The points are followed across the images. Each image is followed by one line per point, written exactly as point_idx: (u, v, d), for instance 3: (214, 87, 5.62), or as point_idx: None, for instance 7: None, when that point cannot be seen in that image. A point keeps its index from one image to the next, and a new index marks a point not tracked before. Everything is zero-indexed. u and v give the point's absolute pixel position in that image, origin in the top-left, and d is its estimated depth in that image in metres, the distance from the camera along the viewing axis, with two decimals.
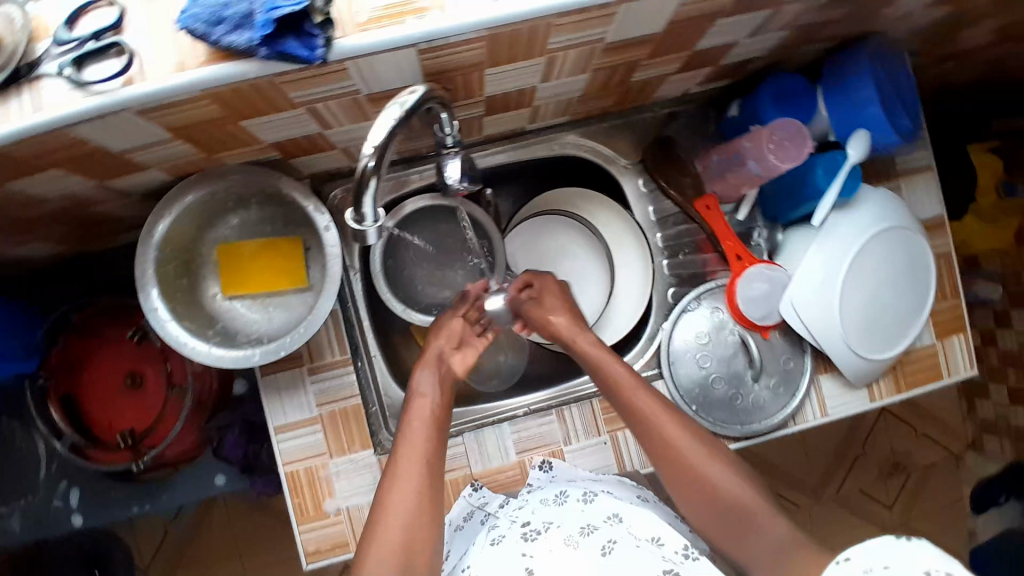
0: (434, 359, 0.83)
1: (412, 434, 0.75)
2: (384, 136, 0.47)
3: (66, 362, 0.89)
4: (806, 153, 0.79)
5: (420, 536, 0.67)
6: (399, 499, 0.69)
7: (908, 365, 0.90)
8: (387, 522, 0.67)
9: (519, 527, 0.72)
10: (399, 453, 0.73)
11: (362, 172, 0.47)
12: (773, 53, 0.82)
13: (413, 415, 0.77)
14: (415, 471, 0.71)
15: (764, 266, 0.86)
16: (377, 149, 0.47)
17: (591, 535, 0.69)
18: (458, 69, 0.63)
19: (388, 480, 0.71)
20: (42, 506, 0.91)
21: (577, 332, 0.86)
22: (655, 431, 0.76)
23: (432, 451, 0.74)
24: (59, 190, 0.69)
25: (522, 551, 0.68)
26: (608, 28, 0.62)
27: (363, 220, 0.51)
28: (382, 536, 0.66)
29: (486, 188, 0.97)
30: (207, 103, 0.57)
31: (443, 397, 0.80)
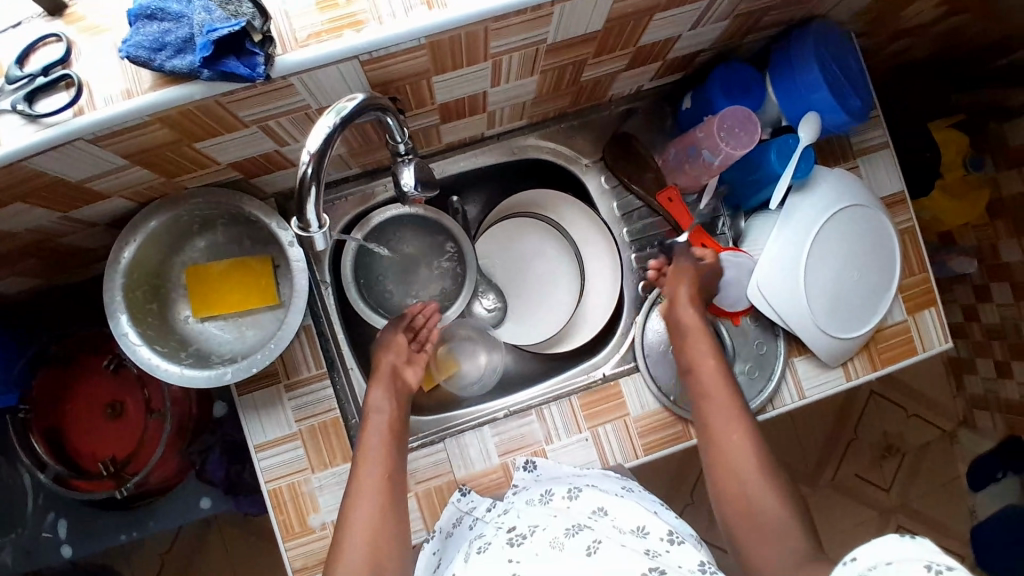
0: (387, 375, 0.85)
1: (371, 449, 0.77)
2: (321, 142, 0.48)
3: (45, 395, 0.89)
4: (758, 138, 0.81)
5: (385, 549, 0.71)
6: (361, 517, 0.72)
7: (882, 342, 0.91)
8: (353, 540, 0.70)
9: (505, 532, 0.71)
10: (359, 470, 0.75)
11: (301, 179, 0.48)
12: (720, 44, 0.84)
13: (370, 430, 0.79)
14: (376, 488, 0.74)
15: (730, 254, 0.88)
16: (315, 155, 0.48)
17: (576, 537, 0.68)
18: (405, 79, 0.65)
19: (351, 499, 0.74)
20: (30, 540, 0.91)
21: (680, 310, 0.86)
22: (710, 415, 0.78)
23: (391, 465, 0.76)
24: (24, 224, 0.70)
25: (509, 557, 0.67)
26: (550, 28, 0.64)
27: (309, 226, 0.51)
28: (348, 554, 0.70)
29: (452, 196, 0.98)
30: (159, 127, 0.59)
31: (395, 408, 0.82)
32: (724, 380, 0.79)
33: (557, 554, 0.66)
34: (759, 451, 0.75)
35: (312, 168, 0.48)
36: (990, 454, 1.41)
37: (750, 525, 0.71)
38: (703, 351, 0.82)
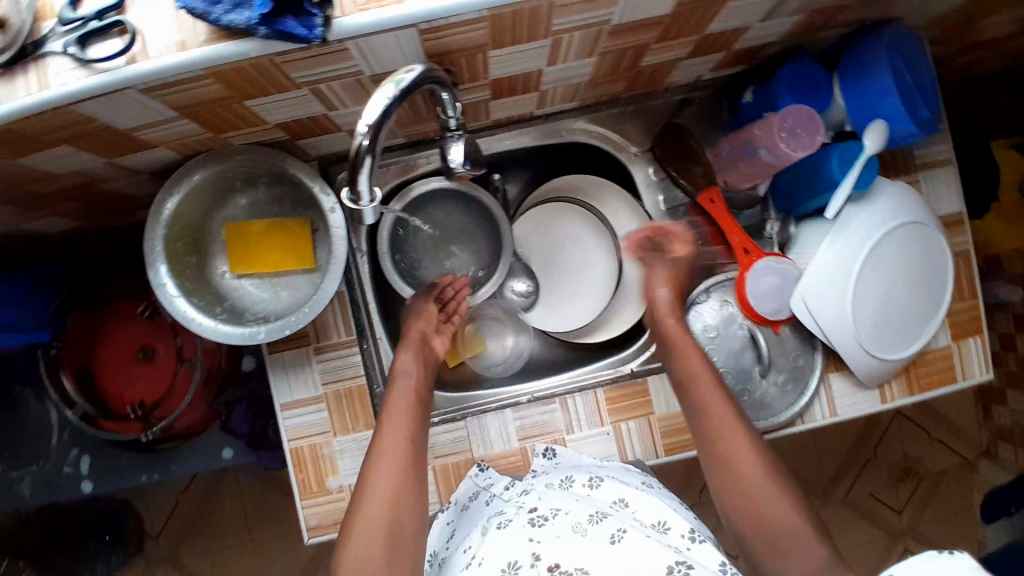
0: (417, 342, 0.84)
1: (394, 411, 0.76)
2: (378, 115, 0.46)
3: (77, 335, 0.90)
4: (819, 141, 0.76)
5: (405, 513, 0.69)
6: (379, 476, 0.70)
7: (922, 367, 0.88)
8: (371, 499, 0.69)
9: (526, 512, 0.71)
10: (382, 431, 0.74)
11: (357, 151, 0.47)
12: (790, 39, 0.80)
13: (395, 394, 0.78)
14: (397, 450, 0.72)
15: (772, 259, 0.84)
16: (371, 128, 0.47)
17: (600, 523, 0.68)
18: (462, 51, 0.63)
19: (371, 458, 0.72)
20: (56, 472, 0.94)
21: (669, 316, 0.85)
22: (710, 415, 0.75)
23: (414, 428, 0.75)
24: (72, 166, 0.70)
25: (529, 535, 0.67)
26: (616, 9, 0.61)
27: (359, 198, 0.51)
28: (364, 517, 0.68)
29: (492, 173, 0.96)
30: (210, 82, 0.58)
31: (420, 376, 0.81)
32: (718, 393, 0.76)
33: (581, 539, 0.65)
34: (770, 461, 0.72)
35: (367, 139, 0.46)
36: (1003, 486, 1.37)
37: (772, 548, 0.67)
38: (697, 363, 0.79)
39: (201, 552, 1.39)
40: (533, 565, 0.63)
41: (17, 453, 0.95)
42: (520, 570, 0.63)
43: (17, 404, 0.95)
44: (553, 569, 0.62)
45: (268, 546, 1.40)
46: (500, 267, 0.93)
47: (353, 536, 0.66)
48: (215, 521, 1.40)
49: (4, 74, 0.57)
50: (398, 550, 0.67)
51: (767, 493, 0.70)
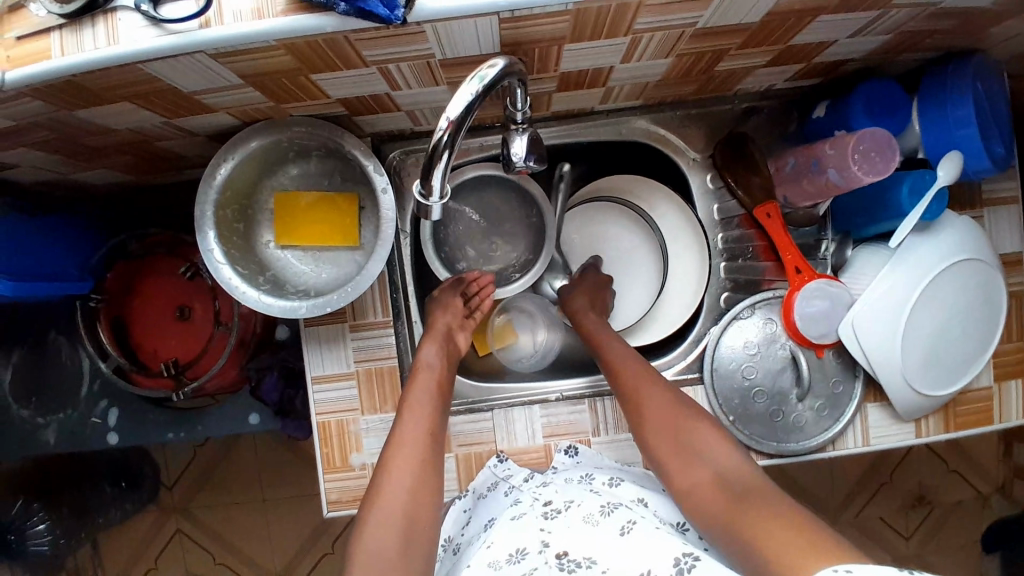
0: (440, 335, 0.83)
1: (414, 410, 0.75)
2: (461, 111, 0.46)
3: (119, 287, 0.92)
4: (894, 168, 0.72)
5: (422, 512, 0.68)
6: (398, 471, 0.69)
7: (961, 406, 0.86)
8: (389, 492, 0.68)
9: (541, 505, 0.71)
10: (401, 425, 0.73)
11: (436, 145, 0.47)
12: (874, 56, 0.76)
13: (417, 386, 0.77)
14: (416, 441, 0.72)
15: (823, 282, 0.81)
16: (454, 121, 0.46)
17: (611, 515, 0.67)
18: (538, 42, 0.60)
19: (389, 453, 0.71)
20: (84, 420, 0.96)
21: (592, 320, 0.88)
22: (655, 410, 0.74)
23: (434, 422, 0.74)
24: (130, 123, 0.70)
25: (541, 526, 0.68)
26: (705, 12, 0.58)
27: (431, 194, 0.52)
28: (383, 506, 0.67)
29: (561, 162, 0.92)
30: (281, 53, 0.56)
31: (442, 368, 0.80)
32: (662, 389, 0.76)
33: (591, 528, 0.66)
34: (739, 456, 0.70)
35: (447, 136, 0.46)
36: (1012, 523, 1.35)
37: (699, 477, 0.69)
38: (625, 357, 0.81)
39: (213, 506, 1.43)
40: (540, 550, 0.64)
41: (47, 399, 0.96)
42: (526, 555, 0.65)
43: (51, 350, 0.97)
44: (560, 556, 0.63)
45: (278, 506, 1.43)
46: (543, 257, 0.92)
47: (371, 526, 0.66)
48: (227, 476, 1.43)
49: (70, 24, 0.55)
50: (413, 538, 0.66)
51: (692, 428, 0.72)
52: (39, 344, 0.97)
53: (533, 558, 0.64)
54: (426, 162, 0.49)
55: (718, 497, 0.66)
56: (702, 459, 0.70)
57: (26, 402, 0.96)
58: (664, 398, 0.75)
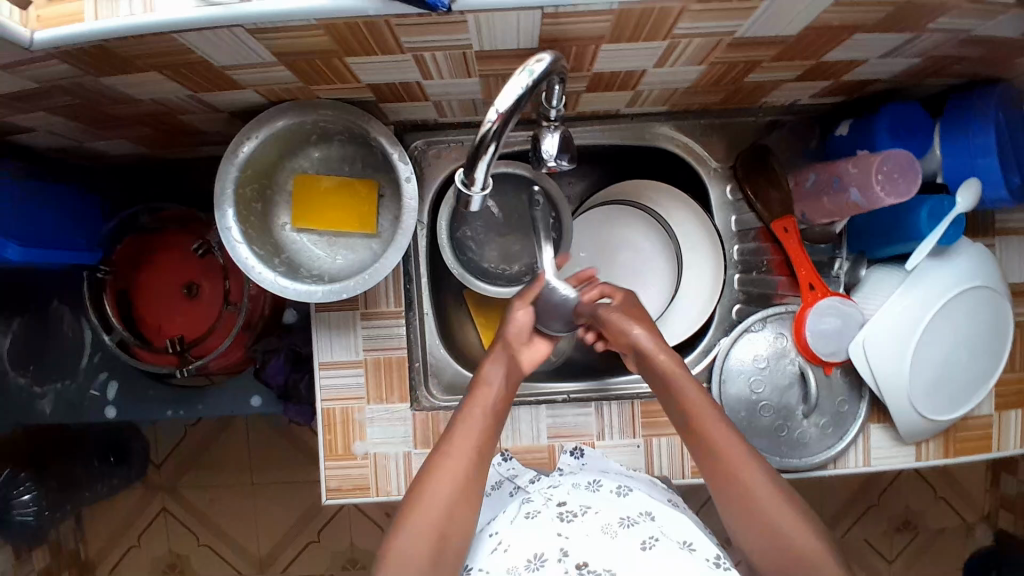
0: (502, 352, 0.81)
1: (463, 445, 0.72)
2: (512, 104, 0.46)
3: (126, 260, 0.91)
4: (916, 190, 0.73)
5: (456, 525, 0.68)
6: (438, 485, 0.69)
7: (962, 432, 0.86)
8: (428, 502, 0.68)
9: (555, 506, 0.70)
10: (451, 440, 0.73)
11: (483, 135, 0.48)
12: (901, 78, 0.77)
13: (475, 403, 0.76)
14: (463, 457, 0.71)
15: (837, 300, 0.82)
16: (503, 114, 0.47)
17: (631, 528, 0.67)
18: (577, 40, 0.60)
19: (434, 462, 0.72)
20: (82, 392, 0.94)
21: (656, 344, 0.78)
22: (714, 450, 0.70)
23: (484, 446, 0.73)
24: (155, 94, 0.69)
25: (557, 530, 0.67)
26: (746, 22, 0.58)
27: (473, 184, 0.53)
28: (418, 518, 0.67)
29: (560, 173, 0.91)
30: (320, 33, 0.56)
31: (504, 388, 0.78)
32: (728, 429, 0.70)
33: (610, 539, 0.65)
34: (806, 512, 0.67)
35: (495, 128, 0.46)
36: (994, 550, 1.36)
37: (769, 545, 0.66)
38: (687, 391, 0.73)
39: (201, 487, 1.42)
40: (560, 559, 0.63)
41: (44, 368, 0.95)
42: (545, 563, 0.64)
43: (52, 320, 0.95)
44: (580, 567, 0.62)
45: (266, 492, 1.41)
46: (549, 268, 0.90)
47: (404, 531, 0.67)
48: (217, 459, 1.41)
49: None
50: (445, 542, 0.67)
51: (761, 494, 0.67)
52: (40, 313, 0.95)
53: (553, 567, 0.63)
54: (472, 152, 0.50)
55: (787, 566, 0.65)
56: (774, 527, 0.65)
57: (22, 370, 0.94)
58: (740, 452, 0.69)
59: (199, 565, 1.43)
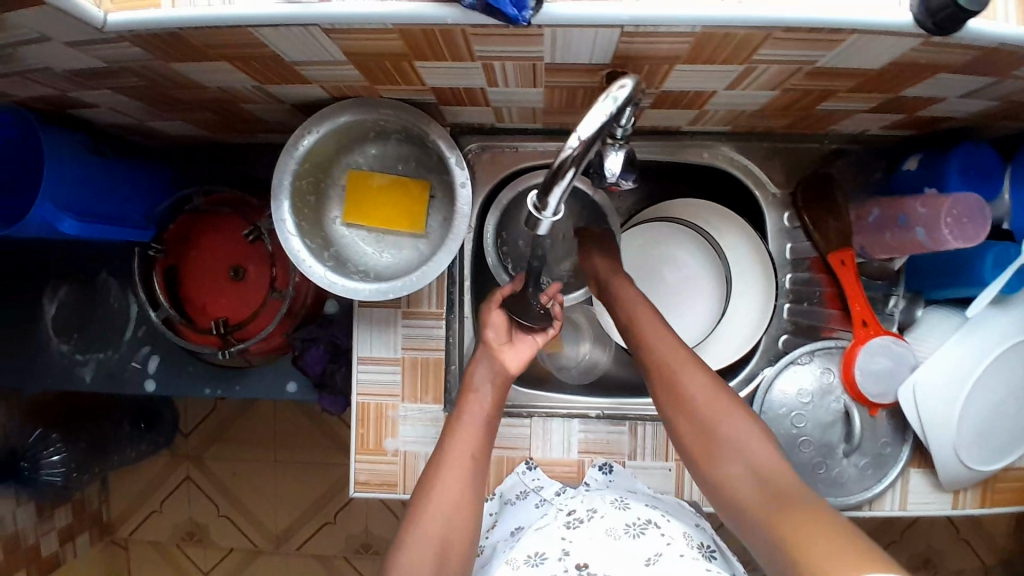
0: (486, 353, 0.79)
1: (457, 455, 0.70)
2: (595, 130, 0.50)
3: (178, 239, 0.93)
4: (984, 237, 0.70)
5: (456, 542, 0.65)
6: (440, 498, 0.67)
7: (1007, 486, 0.83)
8: (428, 515, 0.66)
9: (564, 514, 0.72)
10: (447, 451, 0.71)
11: (562, 160, 0.52)
12: (979, 118, 0.74)
13: (466, 410, 0.74)
14: (456, 468, 0.69)
15: (890, 340, 0.79)
16: (583, 141, 0.50)
17: (639, 537, 0.66)
18: (649, 59, 0.59)
19: (431, 473, 0.69)
20: (124, 363, 0.97)
21: (614, 272, 0.82)
22: (653, 353, 0.72)
23: (480, 454, 0.71)
24: (222, 83, 0.69)
25: (562, 535, 0.69)
26: (828, 53, 0.56)
27: (544, 208, 0.58)
28: (420, 536, 0.64)
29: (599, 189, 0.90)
30: (394, 37, 0.55)
31: (492, 393, 0.76)
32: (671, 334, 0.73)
33: (614, 542, 0.66)
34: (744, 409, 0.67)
35: (575, 154, 0.51)
36: None
37: (708, 441, 0.66)
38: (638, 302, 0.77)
39: (224, 460, 1.45)
40: (560, 558, 0.65)
41: (88, 337, 0.97)
42: (545, 561, 0.66)
43: (100, 292, 0.98)
44: (579, 567, 0.63)
45: (286, 471, 1.44)
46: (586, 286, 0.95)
47: (405, 547, 0.64)
48: (241, 433, 1.44)
49: None
50: (448, 553, 0.64)
51: (721, 412, 0.66)
52: (89, 283, 0.98)
53: (552, 565, 0.64)
54: (547, 179, 0.55)
55: (725, 462, 0.64)
56: (730, 443, 0.65)
57: (66, 338, 0.97)
58: (677, 351, 0.71)
59: (216, 537, 1.46)
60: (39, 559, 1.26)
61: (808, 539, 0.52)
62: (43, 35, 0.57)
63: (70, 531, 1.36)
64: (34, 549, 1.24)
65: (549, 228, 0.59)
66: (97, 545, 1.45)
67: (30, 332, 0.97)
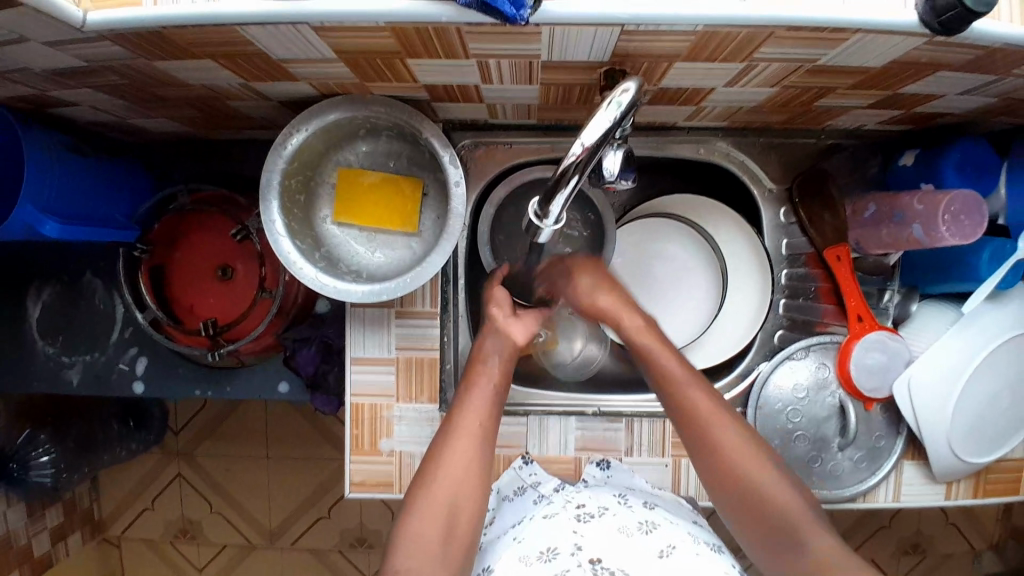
0: (492, 326, 0.79)
1: (468, 424, 0.70)
2: (597, 138, 0.51)
3: (163, 238, 0.90)
4: (980, 233, 0.71)
5: (463, 519, 0.66)
6: (448, 474, 0.67)
7: (998, 477, 0.84)
8: (437, 484, 0.67)
9: (574, 508, 0.72)
10: (456, 419, 0.71)
11: (564, 168, 0.55)
12: (975, 113, 0.73)
13: (477, 380, 0.74)
14: (467, 436, 0.69)
15: (884, 335, 0.80)
16: (587, 147, 0.52)
17: (650, 535, 0.66)
18: (650, 56, 0.57)
19: (440, 443, 0.70)
20: (111, 366, 0.95)
21: (624, 312, 0.78)
22: (687, 405, 0.71)
23: (488, 425, 0.71)
24: (207, 81, 0.67)
25: (573, 528, 0.68)
26: (831, 51, 0.55)
27: (546, 217, 0.62)
28: (427, 505, 0.65)
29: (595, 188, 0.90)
30: (387, 35, 0.54)
31: (502, 365, 0.76)
32: (703, 388, 0.72)
33: (625, 539, 0.66)
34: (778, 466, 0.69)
35: (578, 161, 0.53)
36: None
37: (745, 501, 0.67)
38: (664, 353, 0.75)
39: (216, 456, 1.43)
40: (572, 553, 0.64)
41: (74, 339, 0.95)
42: (558, 555, 0.64)
43: (84, 293, 0.95)
44: (594, 562, 0.63)
45: (279, 466, 1.43)
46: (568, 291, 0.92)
47: (413, 515, 0.65)
48: (233, 430, 1.43)
49: None
50: (452, 542, 0.64)
51: (765, 483, 0.67)
52: (72, 284, 0.95)
53: (564, 560, 0.64)
54: (550, 187, 0.59)
55: (765, 525, 0.66)
56: (769, 507, 0.66)
57: (51, 340, 0.95)
58: (710, 405, 0.71)
59: (210, 533, 1.45)
60: (30, 560, 1.25)
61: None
62: (19, 35, 0.54)
63: (62, 530, 1.34)
64: (25, 551, 1.23)
65: (547, 236, 0.64)
66: (89, 544, 1.43)
67: (15, 334, 0.94)
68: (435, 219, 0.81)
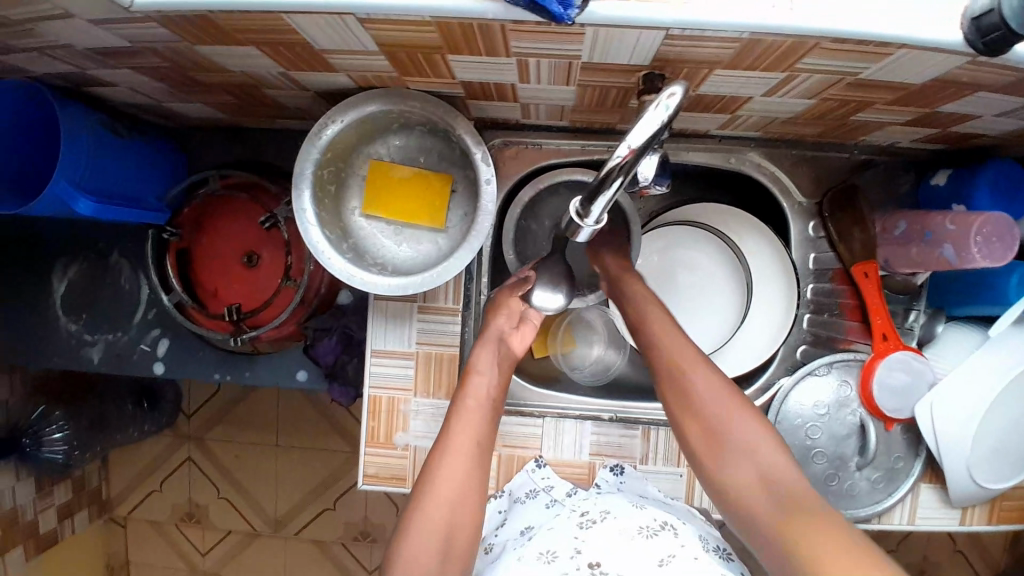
0: (494, 339, 0.78)
1: (462, 441, 0.69)
2: (645, 139, 0.51)
3: (191, 222, 0.91)
4: (1011, 256, 0.70)
5: (460, 534, 0.65)
6: (444, 490, 0.66)
7: (1016, 505, 0.82)
8: (433, 499, 0.65)
9: (578, 515, 0.71)
10: (451, 436, 0.70)
11: (610, 168, 0.55)
12: (1012, 136, 0.73)
13: (471, 392, 0.74)
14: (465, 450, 0.69)
15: (911, 355, 0.78)
16: (633, 150, 0.52)
17: (652, 539, 0.65)
18: (691, 62, 0.57)
19: (433, 459, 0.69)
20: (133, 346, 0.96)
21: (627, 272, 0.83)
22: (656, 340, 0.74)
23: (483, 443, 0.71)
24: (246, 67, 0.67)
25: (575, 534, 0.68)
26: (873, 65, 0.55)
27: (586, 216, 0.62)
28: (422, 521, 0.64)
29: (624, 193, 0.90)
30: (430, 29, 0.54)
31: (499, 377, 0.76)
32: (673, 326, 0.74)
33: (624, 542, 0.65)
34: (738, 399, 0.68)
35: (626, 162, 0.53)
36: None
37: (702, 433, 0.67)
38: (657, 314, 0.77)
39: (225, 442, 1.44)
40: (572, 556, 0.64)
41: (96, 317, 0.96)
42: (557, 558, 0.65)
43: (109, 272, 0.97)
44: (592, 565, 0.63)
45: (286, 455, 1.43)
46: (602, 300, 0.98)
47: (410, 532, 0.64)
48: (244, 416, 1.44)
49: None
50: (449, 557, 0.63)
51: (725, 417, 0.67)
52: (98, 263, 0.96)
53: (564, 562, 0.64)
54: (593, 187, 0.59)
55: (720, 454, 0.65)
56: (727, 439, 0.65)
57: (74, 317, 0.96)
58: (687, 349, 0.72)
59: (215, 519, 1.46)
60: (37, 537, 1.26)
61: (823, 544, 0.53)
62: (66, 11, 0.55)
63: (69, 507, 1.35)
64: (32, 526, 1.24)
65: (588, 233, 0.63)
66: (95, 522, 1.44)
67: (39, 310, 0.96)
68: (461, 215, 0.81)
